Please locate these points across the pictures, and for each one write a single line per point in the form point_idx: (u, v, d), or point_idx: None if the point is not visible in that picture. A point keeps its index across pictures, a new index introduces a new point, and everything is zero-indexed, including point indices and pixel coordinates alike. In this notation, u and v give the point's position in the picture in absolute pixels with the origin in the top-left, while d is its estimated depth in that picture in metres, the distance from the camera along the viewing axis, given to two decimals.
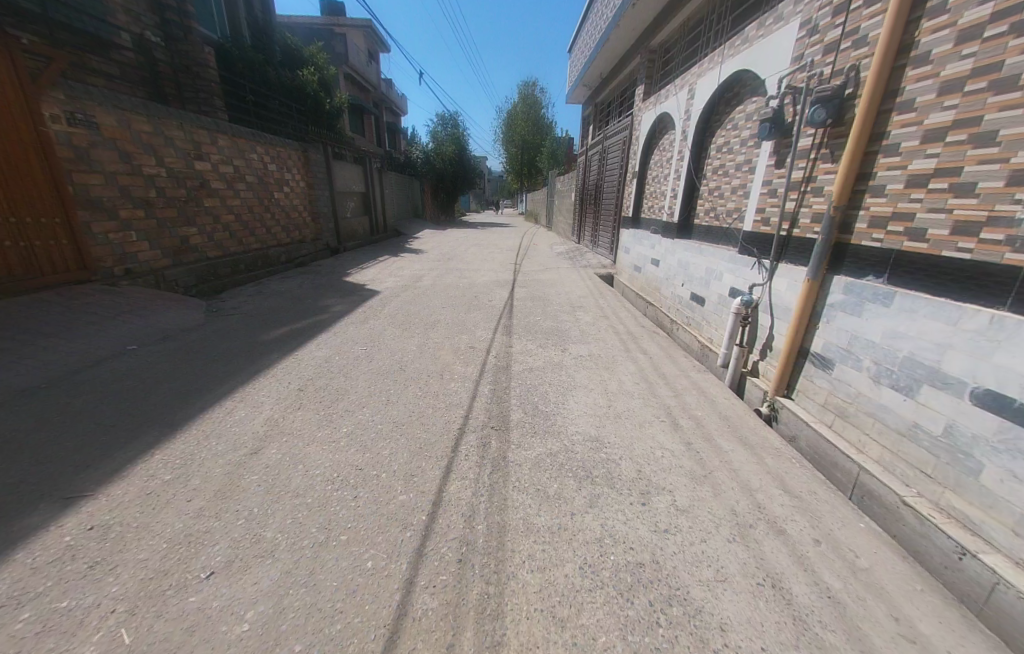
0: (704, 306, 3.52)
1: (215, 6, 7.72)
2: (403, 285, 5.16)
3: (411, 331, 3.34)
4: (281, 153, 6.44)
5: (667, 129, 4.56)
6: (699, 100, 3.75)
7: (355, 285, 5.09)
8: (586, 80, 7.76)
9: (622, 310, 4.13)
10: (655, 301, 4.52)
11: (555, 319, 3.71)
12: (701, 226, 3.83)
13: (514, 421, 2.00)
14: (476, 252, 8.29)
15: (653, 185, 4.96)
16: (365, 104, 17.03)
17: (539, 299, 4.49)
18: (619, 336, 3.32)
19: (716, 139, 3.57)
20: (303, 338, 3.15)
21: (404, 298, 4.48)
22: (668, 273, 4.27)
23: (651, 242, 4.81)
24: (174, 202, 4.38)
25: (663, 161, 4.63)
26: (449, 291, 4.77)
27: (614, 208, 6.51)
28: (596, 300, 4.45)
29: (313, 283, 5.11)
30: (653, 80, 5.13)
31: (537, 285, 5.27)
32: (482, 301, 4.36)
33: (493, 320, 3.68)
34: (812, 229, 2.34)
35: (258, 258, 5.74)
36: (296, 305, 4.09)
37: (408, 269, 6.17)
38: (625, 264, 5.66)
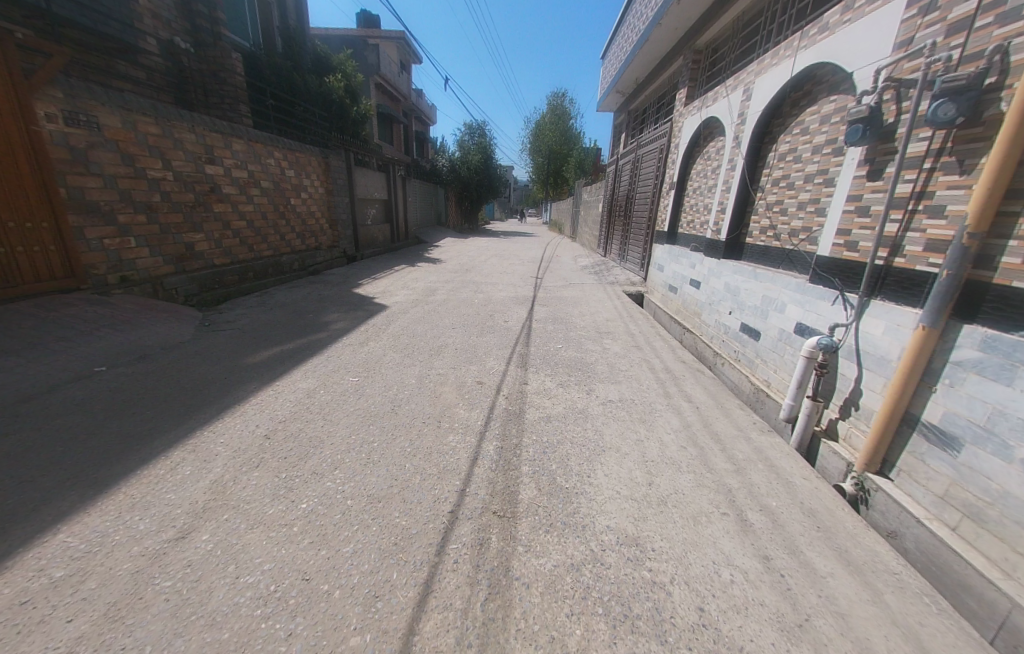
0: (759, 342, 2.95)
1: (250, 15, 7.84)
2: (414, 299, 4.82)
3: (414, 358, 2.94)
4: (300, 159, 6.29)
5: (715, 136, 4.02)
6: (757, 102, 3.21)
7: (363, 298, 4.77)
8: (620, 86, 7.32)
9: (657, 340, 3.59)
10: (694, 329, 3.95)
11: (579, 348, 3.23)
12: (758, 247, 3.27)
13: (524, 503, 1.52)
14: (496, 264, 7.90)
15: (695, 198, 4.42)
16: (394, 113, 17.32)
17: (561, 320, 4.02)
18: (655, 374, 2.79)
19: (779, 146, 3.03)
20: (292, 363, 2.81)
21: (412, 315, 4.10)
22: (712, 297, 3.70)
23: (689, 261, 4.25)
24: (180, 207, 4.23)
25: (708, 171, 4.12)
26: (462, 308, 4.37)
27: (646, 221, 5.98)
28: (626, 325, 3.92)
29: (318, 294, 4.80)
30: (698, 83, 4.62)
31: (559, 303, 4.81)
32: (497, 322, 3.93)
33: (507, 347, 3.23)
34: (930, 259, 1.74)
35: (269, 265, 5.59)
36: (296, 319, 3.80)
37: (422, 281, 5.83)
38: (659, 283, 5.10)
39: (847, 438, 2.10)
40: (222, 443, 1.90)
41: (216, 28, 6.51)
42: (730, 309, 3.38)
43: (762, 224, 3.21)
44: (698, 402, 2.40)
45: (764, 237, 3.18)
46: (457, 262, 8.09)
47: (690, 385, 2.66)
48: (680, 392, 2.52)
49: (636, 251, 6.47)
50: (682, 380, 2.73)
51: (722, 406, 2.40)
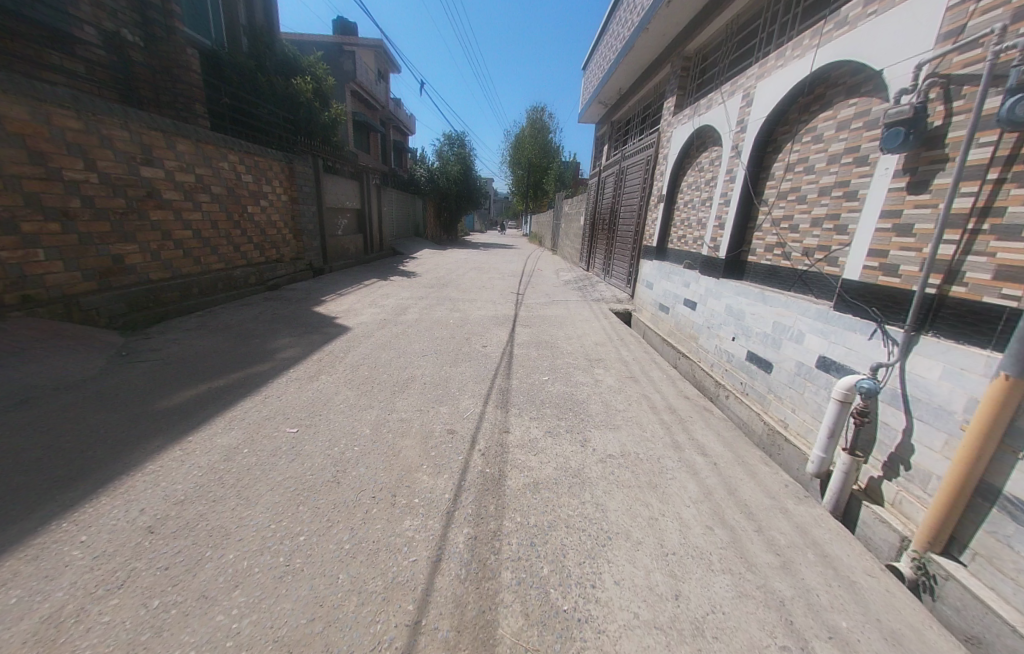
0: (772, 375, 2.60)
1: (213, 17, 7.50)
2: (381, 319, 4.30)
3: (371, 398, 2.44)
4: (260, 163, 5.75)
5: (709, 145, 3.74)
6: (760, 108, 2.94)
7: (324, 318, 4.22)
8: (603, 97, 7.12)
9: (654, 368, 3.20)
10: (691, 354, 3.60)
11: (569, 381, 2.80)
12: (763, 265, 2.95)
13: (507, 645, 1.03)
14: (475, 278, 7.47)
15: (688, 211, 4.13)
16: (372, 121, 16.93)
17: (548, 345, 3.60)
18: (660, 414, 2.37)
19: (786, 156, 2.77)
20: (218, 407, 2.25)
21: (376, 339, 3.59)
22: (710, 320, 3.36)
23: (682, 278, 3.93)
24: (106, 214, 3.62)
25: (701, 183, 3.86)
26: (435, 331, 3.89)
27: (632, 235, 5.71)
28: (619, 350, 3.53)
29: (272, 314, 4.23)
30: (687, 91, 4.37)
31: (544, 323, 4.39)
32: (474, 347, 3.47)
33: (483, 380, 2.76)
34: (1003, 289, 1.42)
35: (219, 279, 4.98)
36: (237, 346, 3.23)
37: (393, 298, 5.32)
38: (648, 301, 4.77)
39: (896, 503, 1.73)
40: (80, 546, 1.34)
41: (169, 21, 5.97)
42: (733, 334, 3.04)
43: (769, 241, 2.90)
44: (715, 456, 1.99)
45: (772, 255, 2.87)
46: (433, 275, 7.61)
47: (702, 429, 2.25)
48: (692, 440, 2.11)
49: (622, 266, 6.16)
50: (691, 421, 2.33)
51: (744, 460, 1.99)
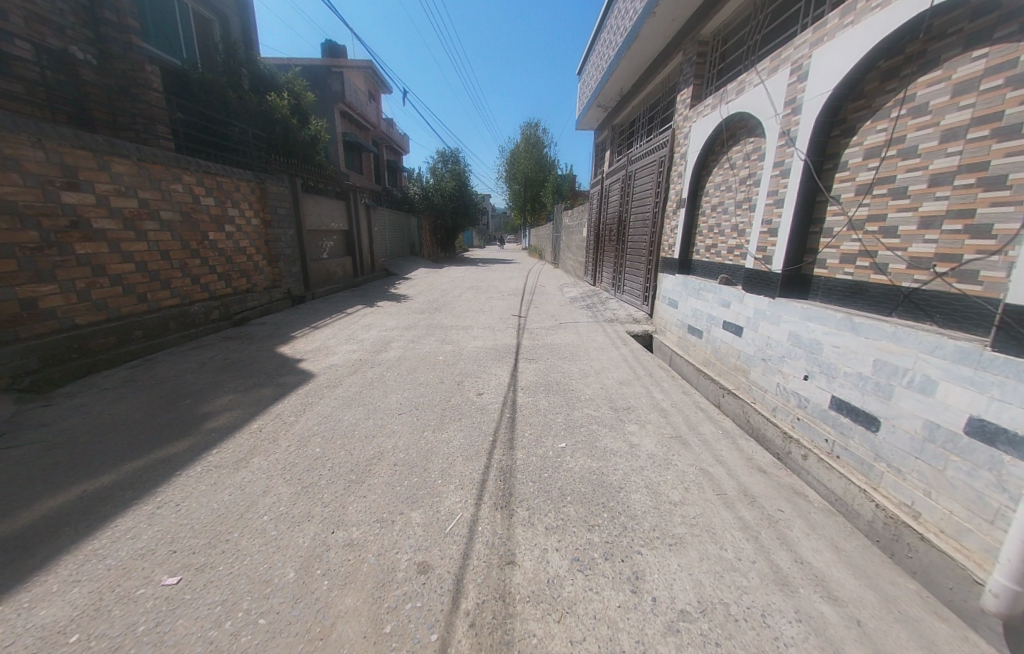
0: (882, 435, 1.84)
1: (185, 46, 7.63)
2: (356, 358, 3.60)
3: (311, 504, 1.68)
4: (220, 183, 5.22)
5: (744, 135, 3.09)
6: (817, 82, 2.29)
7: (286, 362, 3.51)
8: (602, 99, 6.59)
9: (704, 418, 2.43)
10: (742, 392, 2.85)
11: (595, 450, 2.03)
12: (840, 281, 2.23)
13: None
14: (472, 300, 6.79)
15: (719, 217, 3.44)
16: (364, 142, 16.76)
17: (561, 389, 2.84)
18: (736, 510, 1.60)
19: (864, 138, 2.09)
20: (74, 531, 1.51)
21: (342, 391, 2.86)
22: (766, 351, 2.63)
23: (719, 295, 3.23)
24: (11, 250, 3.00)
25: (735, 182, 3.19)
26: (419, 375, 3.15)
27: (646, 245, 5.05)
28: (651, 393, 2.77)
29: (224, 360, 3.56)
30: (705, 80, 3.76)
31: (551, 355, 3.68)
32: (466, 395, 2.74)
33: (477, 453, 2.02)
34: None
35: (171, 317, 4.35)
36: (160, 413, 2.53)
37: (375, 330, 4.61)
38: (673, 322, 4.06)
39: None
40: None
41: (127, 37, 5.55)
42: (805, 372, 2.31)
43: (846, 249, 2.19)
44: (852, 605, 1.21)
45: (853, 267, 2.15)
46: (425, 299, 6.92)
47: (808, 536, 1.47)
48: (802, 568, 1.33)
49: (635, 280, 5.47)
50: (788, 520, 1.55)
51: (901, 610, 1.21)
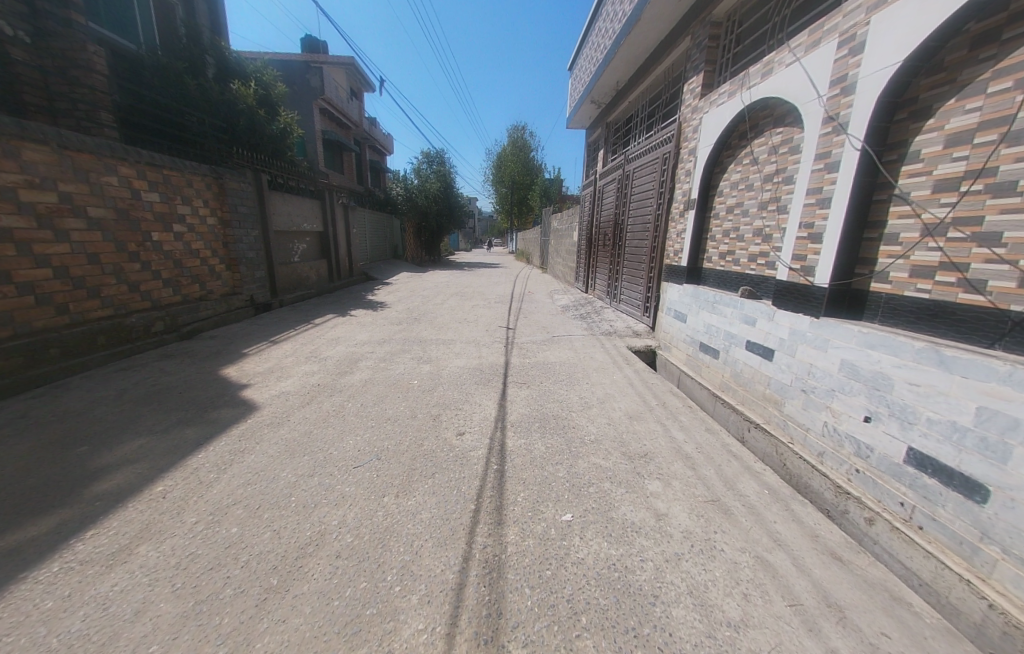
0: (992, 509, 1.37)
1: (143, 34, 7.03)
2: (314, 384, 3.03)
3: (195, 641, 1.10)
4: (166, 176, 4.58)
5: (771, 126, 2.66)
6: (879, 53, 1.84)
7: (226, 390, 2.90)
8: (596, 95, 6.18)
9: (741, 469, 1.95)
10: (775, 428, 2.39)
11: (611, 527, 1.52)
12: (911, 299, 1.78)
13: None
14: (456, 309, 6.25)
15: (738, 220, 3.00)
16: (346, 141, 16.11)
17: (559, 426, 2.33)
18: (826, 639, 1.09)
19: (948, 123, 1.65)
20: None
21: (286, 432, 2.28)
22: (808, 381, 2.18)
23: (738, 311, 2.79)
24: None
25: (760, 180, 2.77)
26: (386, 407, 2.59)
27: (646, 252, 4.62)
28: (670, 431, 2.27)
29: (152, 387, 2.96)
30: (718, 68, 3.35)
31: (544, 378, 3.18)
32: (442, 437, 2.20)
33: (453, 532, 1.49)
34: None
35: (100, 331, 3.71)
36: (37, 470, 1.93)
37: (342, 346, 4.02)
38: (680, 339, 3.61)
39: None
40: None
41: (64, 11, 4.89)
42: (866, 412, 1.85)
43: (919, 260, 1.74)
44: None
45: (931, 283, 1.70)
46: (404, 307, 6.35)
47: None
48: None
49: (633, 289, 5.02)
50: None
51: None
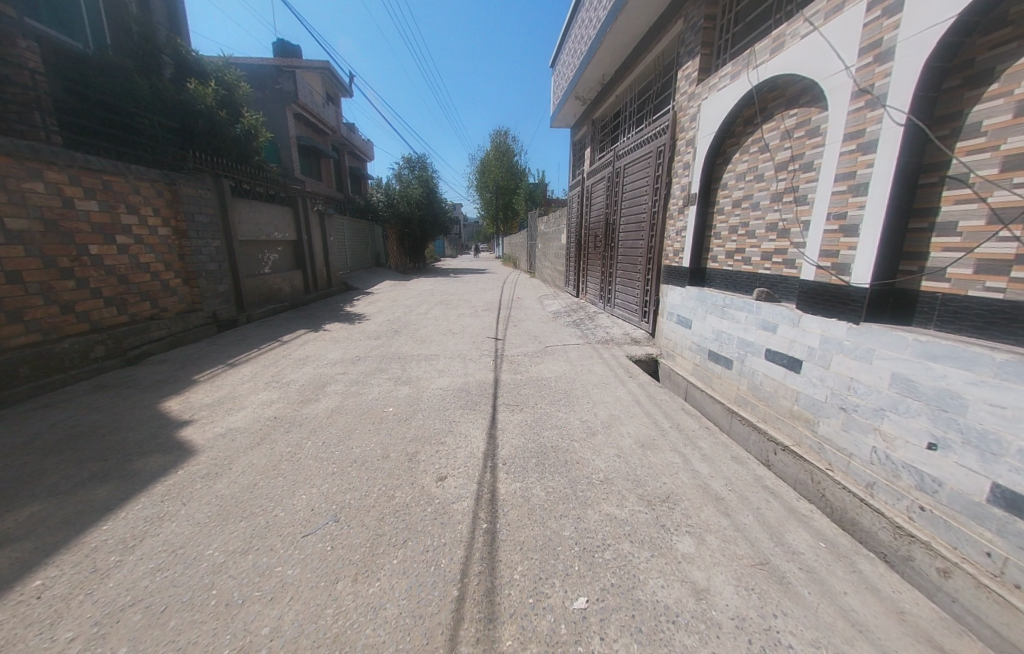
0: None
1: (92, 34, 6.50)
2: (270, 417, 2.58)
3: None
4: (106, 182, 4.08)
5: (784, 108, 2.37)
6: (923, 10, 1.56)
7: (160, 430, 2.42)
8: (581, 91, 5.91)
9: (784, 512, 1.59)
10: (807, 452, 2.06)
11: (640, 616, 1.14)
12: (979, 300, 1.48)
13: None
14: (440, 319, 5.82)
15: (747, 214, 2.70)
16: (324, 148, 15.58)
17: (560, 462, 1.93)
18: None
19: (1019, 87, 1.36)
20: None
21: (222, 487, 1.83)
22: (849, 398, 1.86)
23: (755, 315, 2.47)
24: None
25: (772, 169, 2.48)
26: (352, 445, 2.15)
27: (641, 252, 4.32)
28: (691, 462, 1.90)
29: (68, 429, 2.45)
30: (715, 50, 3.08)
31: (538, 397, 2.79)
32: (418, 483, 1.79)
33: (429, 637, 1.08)
34: None
35: (20, 360, 3.17)
36: None
37: (309, 367, 3.56)
38: (685, 346, 3.29)
39: None
40: None
41: None
42: (930, 438, 1.54)
43: (988, 253, 1.45)
44: None
45: (1006, 280, 1.40)
46: (384, 319, 5.90)
47: None
48: None
49: (629, 293, 4.72)
50: None
51: None
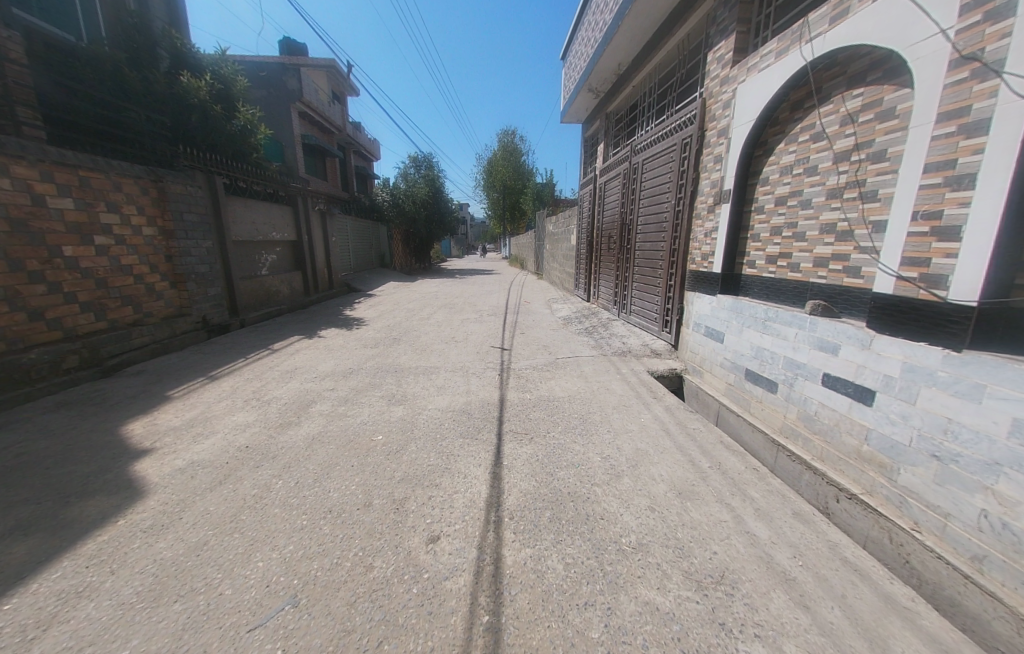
0: None
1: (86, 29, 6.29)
2: (243, 446, 2.25)
3: None
4: (82, 178, 3.80)
5: (847, 88, 1.99)
6: None
7: (111, 463, 2.10)
8: (594, 82, 5.53)
9: (880, 605, 1.20)
10: (884, 505, 1.66)
11: None
12: None
13: None
14: (443, 325, 5.48)
15: (796, 213, 2.31)
16: (328, 147, 15.38)
17: (580, 517, 1.56)
18: None
19: None
20: None
21: (161, 549, 1.48)
22: (944, 444, 1.46)
23: (808, 333, 2.08)
24: None
25: (829, 159, 2.09)
26: (328, 488, 1.80)
27: (662, 256, 3.95)
28: (745, 521, 1.52)
29: (11, 457, 2.14)
30: (754, 27, 2.70)
31: (551, 422, 2.42)
32: (404, 546, 1.43)
33: None
34: None
35: None
36: None
37: (295, 382, 3.23)
38: (716, 363, 2.91)
39: None
40: None
41: None
42: None
43: None
44: None
45: None
46: (383, 325, 5.57)
47: None
48: None
49: (647, 300, 4.34)
50: None
51: None
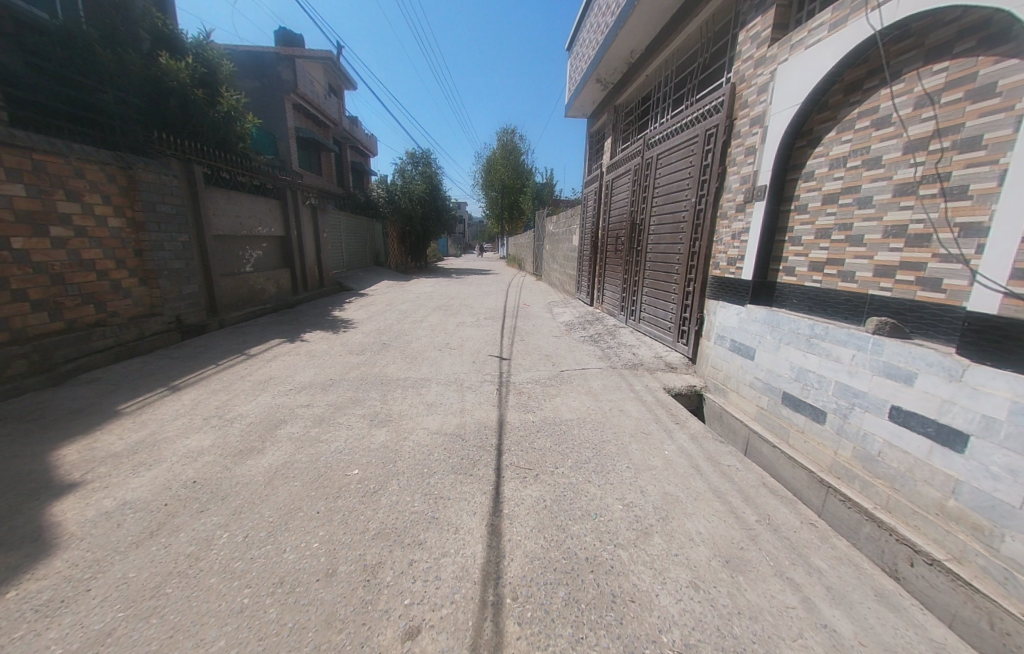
0: None
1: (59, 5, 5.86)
2: (191, 481, 1.88)
3: None
4: (36, 161, 3.41)
5: (926, 64, 1.65)
6: None
7: (22, 504, 1.71)
8: (603, 72, 5.19)
9: None
10: (981, 580, 1.28)
11: None
12: None
13: None
14: (437, 329, 5.11)
15: (851, 213, 1.98)
16: (324, 141, 14.95)
17: (604, 600, 1.19)
18: None
19: None
20: None
21: (48, 644, 1.10)
22: None
23: (870, 355, 1.75)
24: None
25: (897, 150, 1.76)
26: (283, 547, 1.43)
27: (678, 259, 3.62)
28: (819, 609, 1.16)
29: None
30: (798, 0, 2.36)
31: (559, 453, 2.07)
32: (371, 642, 1.07)
33: None
34: None
35: None
36: None
37: (266, 396, 2.85)
38: (744, 381, 2.57)
39: None
40: None
41: None
42: None
43: None
44: None
45: None
46: (372, 328, 5.19)
47: None
48: None
49: (659, 307, 4.01)
50: None
51: None
